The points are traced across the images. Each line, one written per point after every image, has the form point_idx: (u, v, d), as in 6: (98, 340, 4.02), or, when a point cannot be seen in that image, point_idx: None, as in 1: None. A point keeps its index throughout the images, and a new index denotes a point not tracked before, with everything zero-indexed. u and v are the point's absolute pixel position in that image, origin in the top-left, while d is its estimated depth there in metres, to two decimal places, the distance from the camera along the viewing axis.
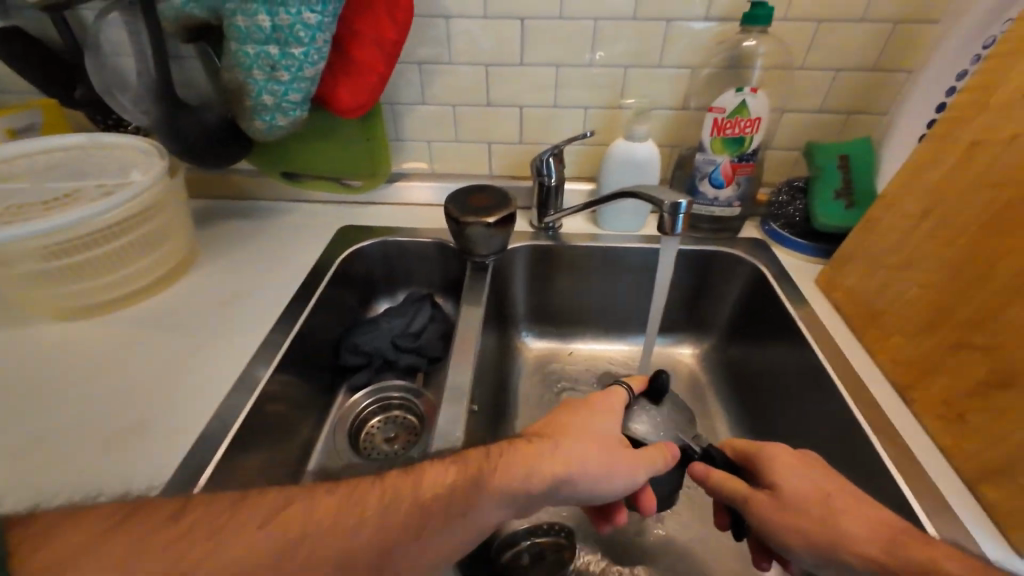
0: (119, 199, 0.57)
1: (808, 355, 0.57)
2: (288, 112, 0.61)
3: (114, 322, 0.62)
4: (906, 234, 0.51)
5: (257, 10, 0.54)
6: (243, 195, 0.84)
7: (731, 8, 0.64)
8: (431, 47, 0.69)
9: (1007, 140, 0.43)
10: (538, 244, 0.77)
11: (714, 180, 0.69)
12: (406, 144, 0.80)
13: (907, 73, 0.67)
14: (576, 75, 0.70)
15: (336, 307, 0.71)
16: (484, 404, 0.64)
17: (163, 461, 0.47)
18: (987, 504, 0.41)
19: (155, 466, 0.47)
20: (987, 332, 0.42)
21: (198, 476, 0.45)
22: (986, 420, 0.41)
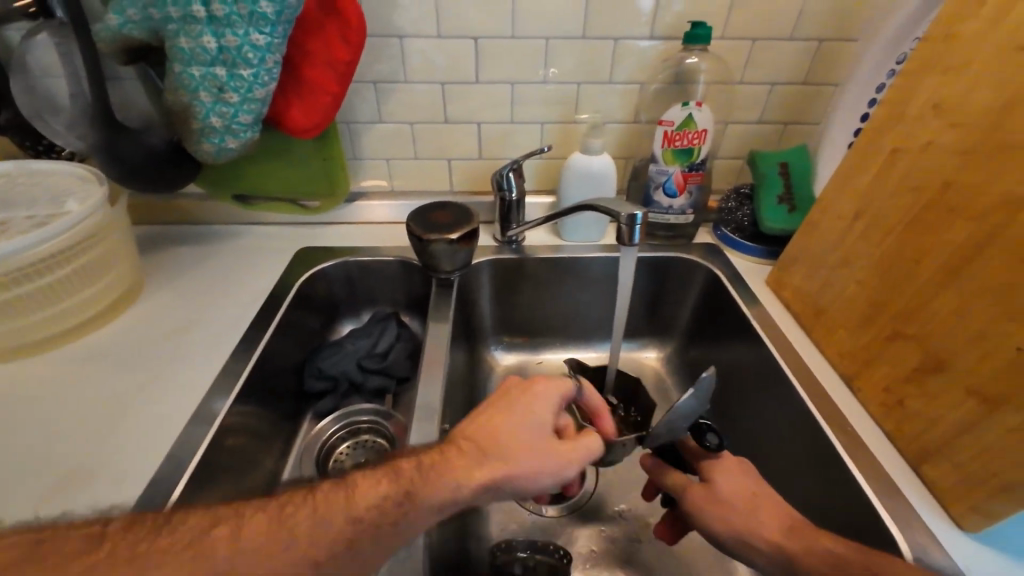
0: (57, 229, 0.54)
1: (764, 353, 0.60)
2: (239, 134, 0.59)
3: (49, 363, 0.57)
4: (844, 235, 0.55)
5: (201, 31, 0.52)
6: (192, 219, 0.81)
7: (674, 28, 0.67)
8: (385, 67, 0.69)
9: (921, 147, 0.47)
10: (502, 258, 0.77)
11: (667, 190, 0.72)
12: (365, 163, 0.79)
13: (834, 86, 0.73)
14: (531, 92, 0.72)
15: (298, 332, 0.69)
16: (456, 422, 0.63)
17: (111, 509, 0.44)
18: (929, 483, 0.44)
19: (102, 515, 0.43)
20: (916, 324, 0.46)
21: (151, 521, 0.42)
22: (922, 405, 0.44)
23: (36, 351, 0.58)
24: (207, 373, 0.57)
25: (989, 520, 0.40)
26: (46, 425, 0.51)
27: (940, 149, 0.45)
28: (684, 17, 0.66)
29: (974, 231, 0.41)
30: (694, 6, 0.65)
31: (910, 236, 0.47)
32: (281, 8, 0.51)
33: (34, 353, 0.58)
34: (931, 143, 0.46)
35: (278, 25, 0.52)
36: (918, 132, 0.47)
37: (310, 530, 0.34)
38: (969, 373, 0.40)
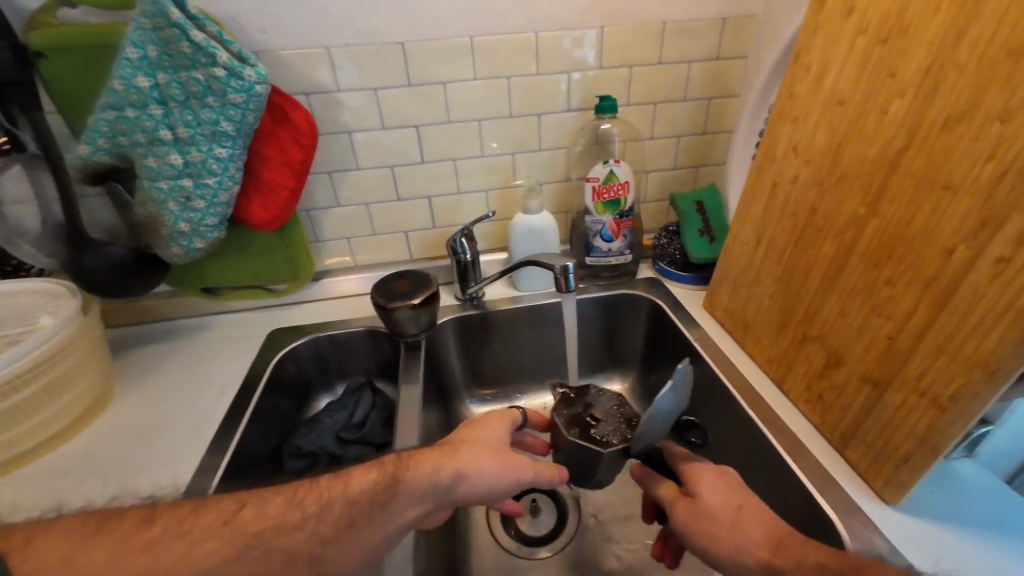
0: (26, 347, 0.55)
1: (706, 372, 0.67)
2: (206, 235, 0.64)
3: (16, 486, 0.56)
4: (750, 257, 0.64)
5: (168, 151, 0.59)
6: (160, 317, 0.83)
7: (585, 100, 0.79)
8: (338, 159, 0.77)
9: (791, 180, 0.57)
10: (465, 315, 0.83)
11: (604, 236, 0.81)
12: (327, 244, 0.85)
13: (728, 132, 0.85)
14: (472, 165, 0.81)
15: (274, 415, 0.71)
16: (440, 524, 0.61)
17: None
18: (853, 464, 0.50)
19: None
20: (816, 325, 0.53)
21: None
22: (835, 395, 0.51)
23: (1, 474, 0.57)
24: (167, 484, 0.56)
25: (903, 489, 0.45)
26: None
27: (805, 181, 0.55)
28: (592, 91, 0.78)
29: (840, 244, 0.50)
30: (600, 81, 0.77)
31: (798, 254, 0.56)
32: (240, 125, 0.58)
33: None
34: (797, 178, 0.56)
35: (237, 138, 0.59)
36: (787, 169, 0.57)
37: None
38: (862, 362, 0.48)
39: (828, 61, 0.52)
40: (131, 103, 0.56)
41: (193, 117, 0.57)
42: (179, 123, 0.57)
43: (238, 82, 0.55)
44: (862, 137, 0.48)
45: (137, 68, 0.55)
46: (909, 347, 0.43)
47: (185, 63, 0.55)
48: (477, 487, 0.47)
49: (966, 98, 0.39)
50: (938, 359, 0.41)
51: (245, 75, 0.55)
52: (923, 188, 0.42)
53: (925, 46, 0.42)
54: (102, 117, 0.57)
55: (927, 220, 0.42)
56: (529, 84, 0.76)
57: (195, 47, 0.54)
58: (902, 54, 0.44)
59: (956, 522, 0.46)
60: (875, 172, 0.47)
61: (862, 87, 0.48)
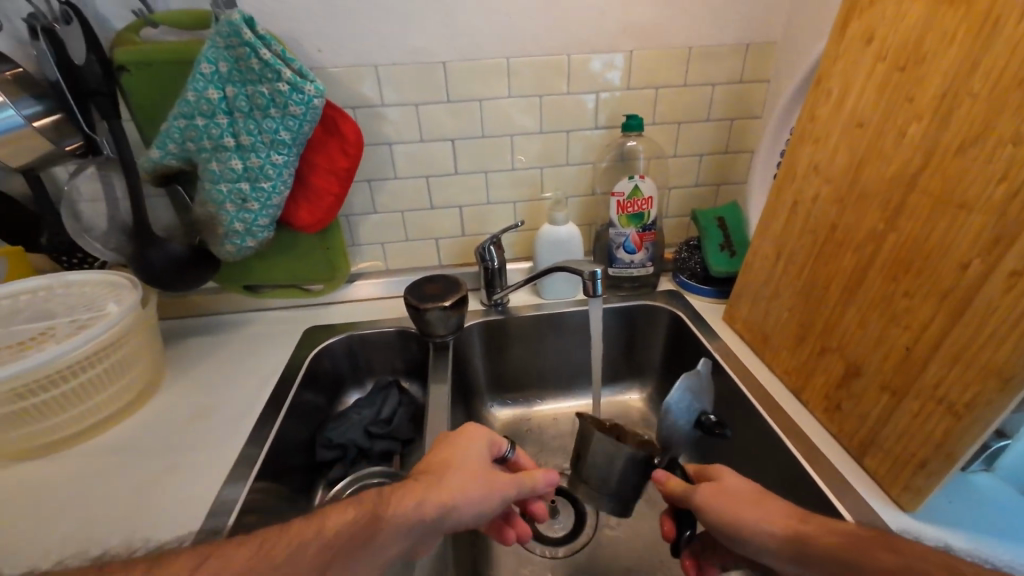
0: (95, 332, 0.60)
1: (726, 382, 0.68)
2: (257, 235, 0.70)
3: (73, 460, 0.61)
4: (770, 271, 0.66)
5: (230, 156, 0.64)
6: (204, 311, 0.88)
7: (613, 119, 0.83)
8: (377, 168, 0.82)
9: (812, 198, 0.59)
10: (490, 319, 0.86)
11: (627, 248, 0.84)
12: (362, 248, 0.90)
13: (749, 152, 0.88)
14: (502, 177, 0.86)
15: (308, 407, 0.75)
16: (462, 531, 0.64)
17: None
18: (871, 473, 0.51)
19: None
20: (835, 337, 0.55)
21: None
22: (854, 404, 0.53)
23: (63, 447, 0.62)
24: (209, 469, 0.60)
25: (921, 497, 0.46)
26: (71, 526, 0.53)
27: (825, 199, 0.58)
28: (619, 110, 0.82)
29: (859, 259, 0.53)
30: (627, 101, 0.82)
31: (817, 268, 0.58)
32: (297, 135, 0.63)
33: (56, 451, 0.62)
34: (818, 196, 0.59)
35: (293, 147, 0.65)
36: (807, 187, 0.60)
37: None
38: (880, 372, 0.50)
39: (848, 86, 0.55)
40: (201, 112, 0.62)
41: (256, 127, 0.63)
42: (243, 132, 0.63)
43: (299, 96, 0.61)
44: (880, 157, 0.51)
45: (209, 81, 0.61)
46: (925, 358, 0.45)
47: (253, 78, 0.61)
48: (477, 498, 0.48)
49: (979, 124, 0.42)
50: (954, 368, 0.43)
51: (306, 90, 0.60)
52: (939, 206, 0.45)
53: (942, 73, 0.45)
54: (174, 124, 0.63)
55: (943, 236, 0.44)
56: (560, 102, 0.80)
57: (264, 64, 0.60)
58: (919, 81, 0.47)
59: (974, 531, 0.47)
60: (893, 191, 0.49)
61: (880, 111, 0.51)
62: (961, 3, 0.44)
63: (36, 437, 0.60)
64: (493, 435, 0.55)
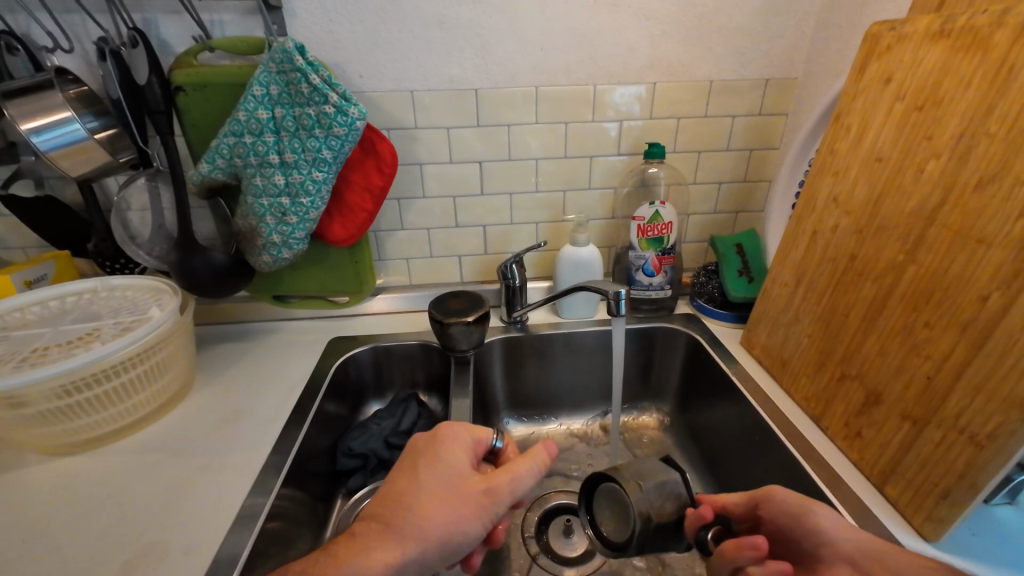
0: (137, 335, 0.62)
1: (746, 408, 0.69)
2: (293, 247, 0.73)
3: (109, 458, 0.63)
4: (789, 298, 0.68)
5: (274, 172, 0.68)
6: (235, 319, 0.91)
7: (635, 146, 0.86)
8: (408, 187, 0.86)
9: (831, 228, 0.61)
10: (510, 336, 0.88)
11: (646, 271, 0.86)
12: (387, 263, 0.93)
13: (767, 182, 0.91)
14: (526, 199, 0.89)
15: (331, 416, 0.77)
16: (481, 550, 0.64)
17: None
18: (893, 501, 0.51)
19: None
20: (855, 364, 0.56)
21: None
22: (874, 432, 0.53)
23: (99, 444, 0.65)
24: (238, 471, 0.61)
25: (944, 527, 0.47)
26: (106, 521, 0.55)
27: (844, 230, 0.59)
28: (641, 138, 0.85)
29: (879, 288, 0.54)
30: (649, 130, 0.85)
31: (838, 296, 0.60)
32: (338, 154, 0.67)
33: (93, 448, 0.65)
34: (838, 226, 0.60)
35: (333, 165, 0.68)
36: (827, 218, 0.62)
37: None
38: (900, 400, 0.50)
39: (867, 122, 0.57)
40: (250, 131, 0.66)
41: (300, 146, 0.67)
42: (287, 150, 0.67)
43: (343, 118, 0.65)
44: (900, 192, 0.53)
45: (260, 103, 0.65)
46: (947, 387, 0.46)
47: (301, 100, 0.65)
48: (453, 528, 0.43)
49: (996, 164, 0.44)
50: (975, 398, 0.44)
51: (350, 113, 0.64)
52: (958, 240, 0.46)
53: (959, 115, 0.47)
54: (224, 141, 0.67)
55: (962, 268, 0.46)
56: (585, 130, 0.84)
57: (312, 88, 0.64)
58: (938, 120, 0.49)
59: (998, 562, 0.47)
60: (913, 224, 0.51)
61: (899, 148, 0.53)
62: (977, 50, 0.46)
63: (76, 434, 0.62)
64: (474, 431, 0.50)
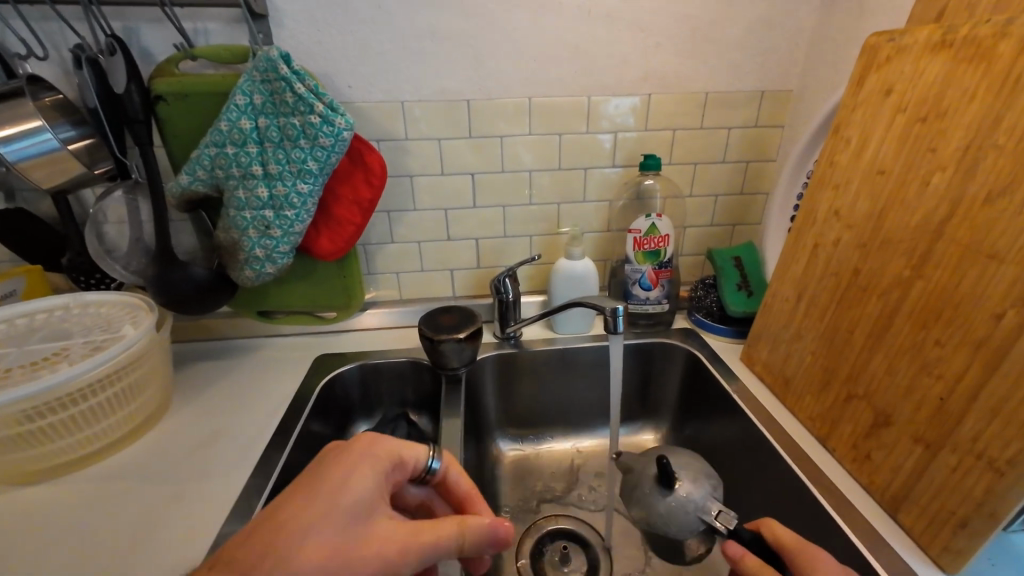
0: (109, 355, 0.59)
1: (749, 428, 0.66)
2: (277, 261, 0.70)
3: (75, 486, 0.59)
4: (791, 313, 0.66)
5: (257, 184, 0.65)
6: (218, 337, 0.88)
7: (629, 158, 0.84)
8: (398, 199, 0.83)
9: (833, 243, 0.60)
10: (503, 352, 0.85)
11: (643, 284, 0.84)
12: (377, 277, 0.90)
13: (764, 194, 0.90)
14: (519, 212, 0.87)
15: (316, 439, 0.73)
16: None
17: None
18: (907, 530, 0.49)
19: None
20: (863, 383, 0.54)
21: None
22: (883, 455, 0.51)
23: (65, 471, 0.61)
24: (213, 499, 0.57)
25: (962, 559, 0.44)
26: (66, 558, 0.51)
27: (847, 244, 0.58)
28: (635, 151, 0.84)
29: (885, 305, 0.52)
30: (644, 142, 0.83)
31: (841, 312, 0.58)
32: (324, 165, 0.65)
33: (58, 476, 0.60)
34: (840, 240, 0.59)
35: (319, 176, 0.66)
36: (829, 232, 0.60)
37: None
38: (911, 423, 0.48)
39: (868, 135, 0.56)
40: (232, 141, 0.64)
41: (284, 157, 0.65)
42: (271, 161, 0.65)
43: (329, 128, 0.62)
44: (904, 205, 0.51)
45: (243, 112, 0.63)
46: (960, 410, 0.44)
47: (286, 110, 0.63)
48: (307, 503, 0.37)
49: (1006, 176, 0.42)
50: (992, 422, 0.41)
51: (336, 123, 0.62)
52: (968, 256, 0.44)
53: (965, 125, 0.46)
54: (205, 152, 0.65)
55: (974, 285, 0.44)
56: (579, 141, 0.82)
57: (298, 98, 0.61)
58: (941, 132, 0.48)
59: None
60: (919, 238, 0.49)
61: (902, 159, 0.52)
62: (979, 61, 0.45)
63: (39, 461, 0.58)
64: (402, 453, 0.43)
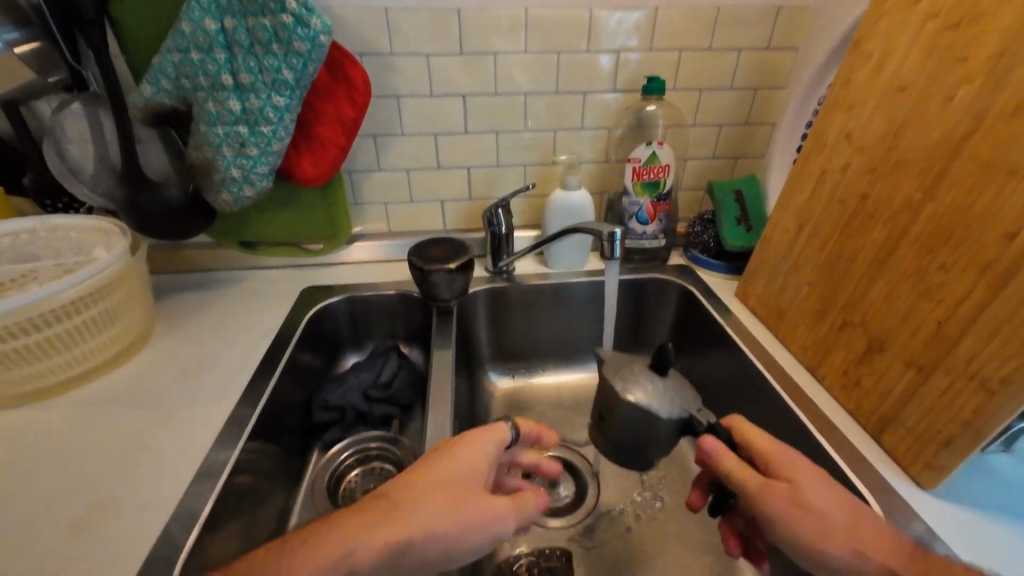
0: (80, 277, 0.56)
1: (740, 360, 0.66)
2: (256, 184, 0.66)
3: (58, 408, 0.59)
4: (791, 244, 0.64)
5: (228, 96, 0.60)
6: (199, 268, 0.85)
7: (632, 82, 0.79)
8: (383, 122, 0.78)
9: (842, 168, 0.57)
10: (495, 286, 0.83)
11: (640, 218, 0.81)
12: (364, 207, 0.86)
13: (771, 124, 0.85)
14: (513, 139, 0.82)
15: (305, 369, 0.72)
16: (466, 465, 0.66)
17: (132, 545, 0.45)
18: (890, 451, 0.50)
19: (125, 552, 0.44)
20: (859, 311, 0.53)
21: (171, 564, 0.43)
22: (874, 380, 0.51)
23: (45, 396, 0.60)
24: (201, 424, 0.57)
25: (943, 474, 0.45)
26: (53, 478, 0.51)
27: (856, 169, 0.55)
28: (639, 73, 0.78)
29: (891, 230, 0.50)
30: (648, 63, 0.77)
31: (844, 241, 0.56)
32: (301, 75, 0.60)
33: (38, 401, 0.59)
34: (849, 165, 0.56)
35: (296, 88, 0.60)
36: (837, 157, 0.57)
37: (338, 541, 0.37)
38: (907, 347, 0.48)
39: (891, 47, 0.51)
40: (198, 45, 0.58)
41: (256, 64, 0.59)
42: (242, 69, 0.59)
43: (304, 30, 0.57)
44: (923, 123, 0.48)
45: (207, 11, 0.57)
46: (959, 332, 0.43)
47: (254, 9, 0.56)
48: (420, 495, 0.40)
49: None
50: (990, 342, 0.41)
51: (312, 24, 0.56)
52: (988, 173, 0.42)
53: (1000, 31, 0.42)
54: (168, 58, 0.59)
55: (989, 203, 0.42)
56: (578, 61, 0.76)
57: None
58: (974, 40, 0.44)
59: (990, 508, 0.46)
60: (936, 157, 0.47)
61: (926, 73, 0.48)
62: None
63: (16, 385, 0.57)
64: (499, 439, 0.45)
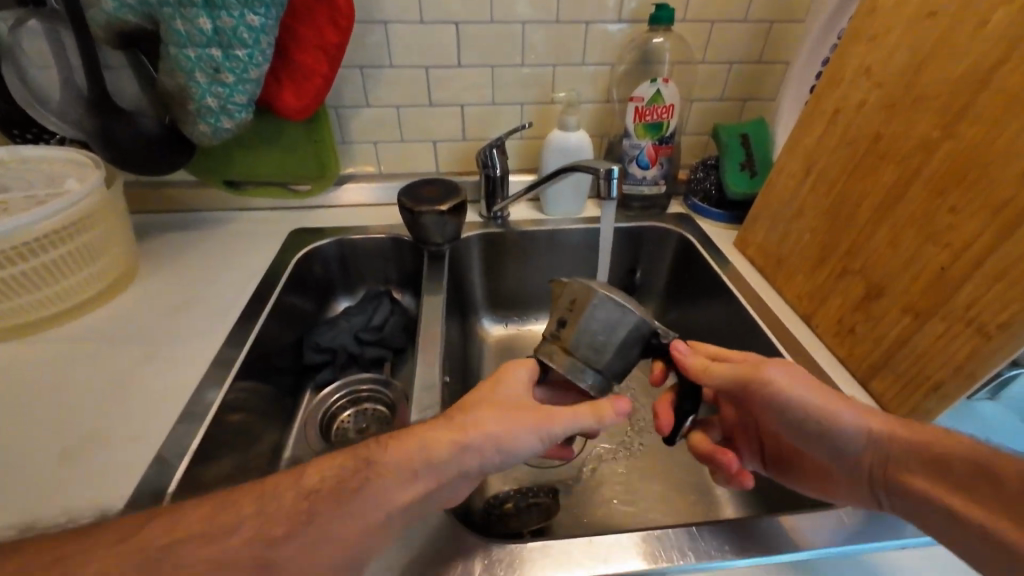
0: (52, 209, 0.54)
1: (734, 308, 0.65)
2: (234, 115, 0.62)
3: (41, 345, 0.58)
4: (796, 189, 0.61)
5: (197, 13, 0.55)
6: (183, 208, 0.82)
7: (639, 12, 0.73)
8: (370, 52, 0.73)
9: (857, 106, 0.53)
10: (489, 232, 0.81)
11: (640, 162, 0.78)
12: (353, 147, 0.82)
13: (784, 63, 0.80)
14: (510, 74, 0.77)
15: (294, 311, 0.71)
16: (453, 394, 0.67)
17: (122, 475, 0.45)
18: (877, 396, 0.50)
19: (115, 481, 0.44)
20: (861, 257, 0.52)
21: (161, 494, 0.43)
22: (869, 327, 0.51)
23: (25, 333, 0.58)
24: (187, 362, 0.56)
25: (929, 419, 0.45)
26: (39, 412, 0.50)
27: (872, 106, 0.51)
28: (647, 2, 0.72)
29: (903, 171, 0.48)
30: None
31: (852, 184, 0.53)
32: None
33: (18, 337, 0.58)
34: (865, 102, 0.52)
35: (271, 6, 0.56)
36: (853, 93, 0.54)
37: (323, 471, 0.37)
38: (906, 293, 0.47)
39: None
40: None
41: None
42: None
43: None
44: (950, 53, 0.44)
45: None
46: (962, 277, 0.42)
47: None
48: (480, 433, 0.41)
49: None
50: (994, 286, 0.40)
51: None
52: (1013, 107, 0.39)
53: None
54: None
55: (1011, 141, 0.39)
56: None
57: None
58: None
59: None
60: (960, 91, 0.43)
61: None
62: None
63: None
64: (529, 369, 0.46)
